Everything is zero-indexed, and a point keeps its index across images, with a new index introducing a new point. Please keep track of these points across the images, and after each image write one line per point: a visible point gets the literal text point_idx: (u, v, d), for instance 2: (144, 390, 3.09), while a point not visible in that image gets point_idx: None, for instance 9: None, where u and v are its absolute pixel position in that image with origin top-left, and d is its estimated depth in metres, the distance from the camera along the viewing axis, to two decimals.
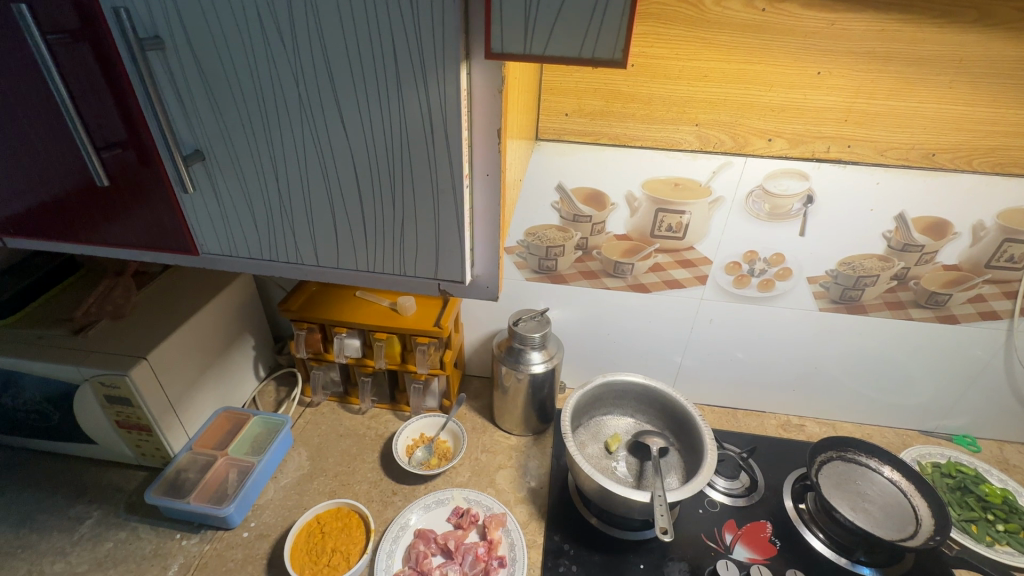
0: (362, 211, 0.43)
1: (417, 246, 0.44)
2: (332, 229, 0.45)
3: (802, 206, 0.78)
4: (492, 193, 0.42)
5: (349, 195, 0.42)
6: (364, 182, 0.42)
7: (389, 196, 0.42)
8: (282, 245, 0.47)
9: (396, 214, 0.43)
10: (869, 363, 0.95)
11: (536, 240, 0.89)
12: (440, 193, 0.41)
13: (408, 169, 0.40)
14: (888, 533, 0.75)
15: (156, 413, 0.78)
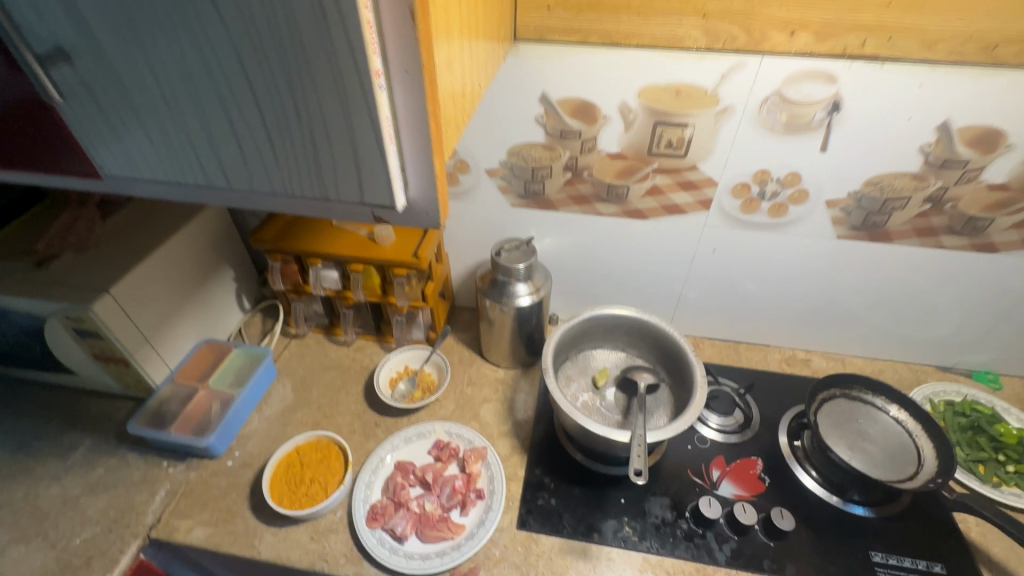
0: (264, 121, 0.36)
1: (336, 167, 0.37)
2: (238, 150, 0.38)
3: (827, 115, 0.66)
4: (415, 95, 0.34)
5: (248, 107, 0.36)
6: (261, 89, 0.34)
7: (292, 105, 0.35)
8: (190, 172, 0.41)
9: (304, 128, 0.36)
10: (888, 295, 0.87)
11: (521, 161, 0.80)
12: (349, 95, 0.33)
13: (306, 68, 0.33)
14: (885, 473, 0.71)
15: (130, 346, 0.77)
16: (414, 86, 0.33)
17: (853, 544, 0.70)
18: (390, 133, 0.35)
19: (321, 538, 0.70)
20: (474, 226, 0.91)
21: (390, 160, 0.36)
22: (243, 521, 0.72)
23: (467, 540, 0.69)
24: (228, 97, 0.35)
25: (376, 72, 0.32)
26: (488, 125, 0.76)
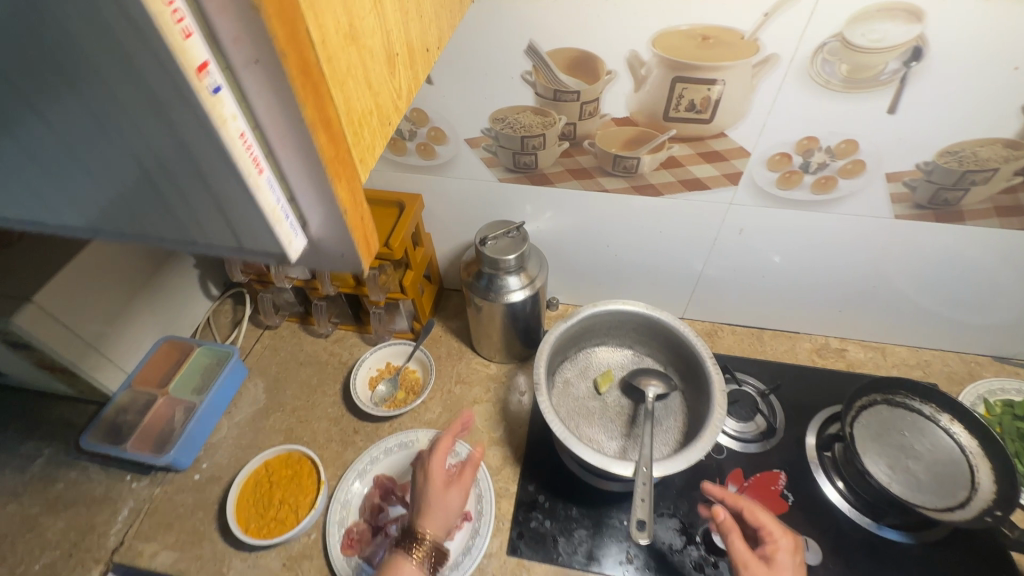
0: (67, 140, 0.24)
1: (200, 212, 0.26)
2: (73, 195, 0.27)
3: (903, 65, 0.50)
4: (280, 103, 0.21)
5: (52, 142, 0.24)
6: (55, 116, 0.23)
7: (107, 138, 0.23)
8: (35, 218, 0.31)
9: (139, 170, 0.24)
10: (947, 280, 0.73)
11: (507, 129, 0.65)
12: (169, 108, 0.21)
13: (101, 86, 0.21)
14: (930, 500, 0.61)
15: (71, 357, 0.68)
16: (275, 81, 0.21)
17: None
18: (255, 160, 0.23)
19: (294, 565, 0.64)
20: (458, 204, 0.78)
21: (266, 200, 0.24)
22: (210, 544, 0.66)
23: (452, 570, 0.62)
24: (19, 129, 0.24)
25: (199, 67, 0.19)
26: (465, 86, 0.61)
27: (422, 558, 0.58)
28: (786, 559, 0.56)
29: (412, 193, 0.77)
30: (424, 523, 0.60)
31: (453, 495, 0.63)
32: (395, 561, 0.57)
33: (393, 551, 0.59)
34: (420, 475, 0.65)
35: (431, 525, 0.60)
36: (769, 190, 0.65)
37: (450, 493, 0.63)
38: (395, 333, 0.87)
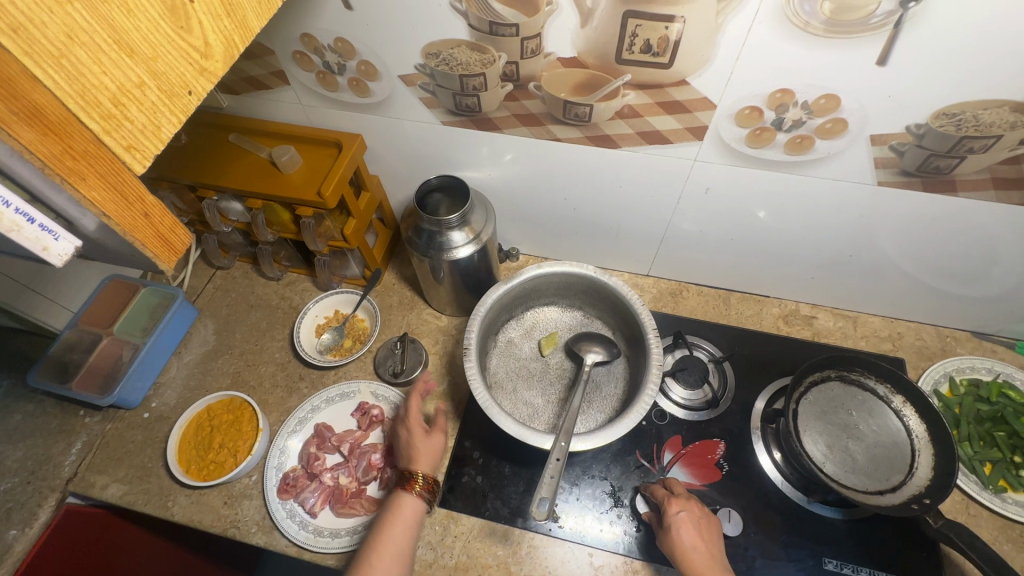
0: None
1: None
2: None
3: (899, 6, 0.41)
4: None
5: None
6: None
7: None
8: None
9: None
10: (932, 253, 0.67)
11: (443, 66, 0.57)
12: None
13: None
14: (861, 483, 0.60)
15: (5, 298, 0.68)
16: None
17: (807, 548, 0.62)
18: None
19: (234, 503, 0.67)
20: (404, 147, 0.72)
21: None
22: (157, 479, 0.69)
23: None
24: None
25: None
26: (389, 13, 0.52)
27: (421, 492, 0.59)
28: (677, 518, 0.57)
29: (352, 132, 0.71)
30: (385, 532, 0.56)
31: (433, 434, 0.64)
32: (394, 498, 0.59)
33: (388, 500, 0.60)
34: (398, 430, 0.66)
35: (423, 463, 0.61)
36: (736, 147, 0.57)
37: (429, 436, 0.64)
38: (346, 280, 0.85)
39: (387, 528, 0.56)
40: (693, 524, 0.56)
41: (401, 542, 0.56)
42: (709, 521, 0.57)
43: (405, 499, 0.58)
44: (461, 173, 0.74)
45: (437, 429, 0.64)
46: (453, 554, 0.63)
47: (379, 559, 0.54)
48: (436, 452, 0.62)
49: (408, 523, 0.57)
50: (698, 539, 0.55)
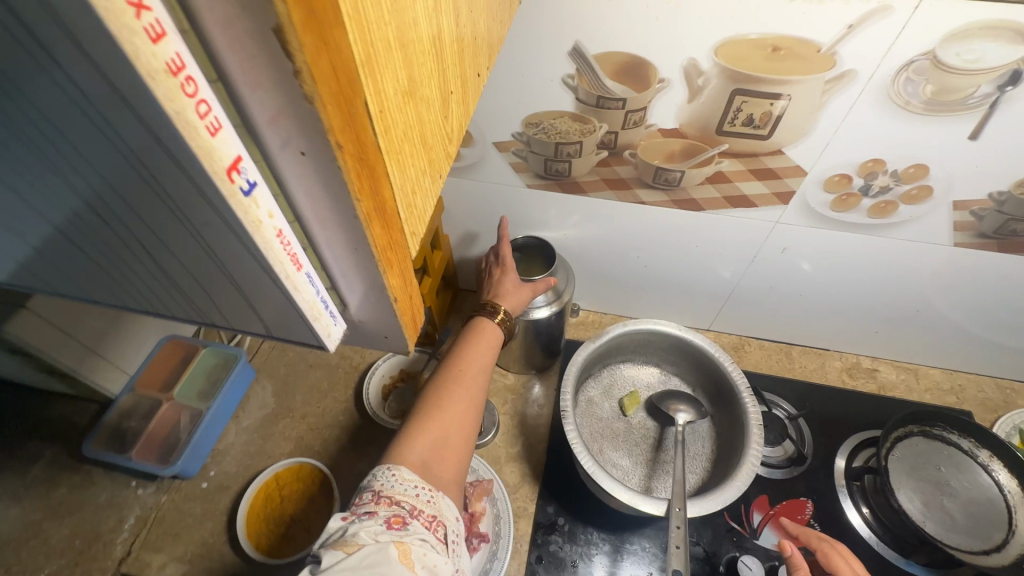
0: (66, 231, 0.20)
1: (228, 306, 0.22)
2: (80, 272, 0.25)
3: (996, 89, 0.45)
4: (327, 197, 0.17)
5: (55, 236, 0.21)
6: (49, 211, 0.19)
7: (127, 238, 0.19)
8: (31, 271, 0.27)
9: (152, 265, 0.21)
10: (996, 310, 0.70)
11: (542, 134, 0.59)
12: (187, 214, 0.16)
13: (96, 185, 0.16)
14: (965, 541, 0.60)
15: (69, 360, 0.65)
16: (327, 176, 0.16)
17: None
18: (294, 258, 0.18)
19: None
20: (481, 207, 0.73)
21: (303, 296, 0.20)
22: (219, 557, 0.64)
23: None
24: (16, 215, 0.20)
25: (230, 166, 0.14)
26: (499, 87, 0.55)
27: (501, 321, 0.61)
28: None
29: None
30: (467, 347, 0.58)
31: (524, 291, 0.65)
32: (477, 319, 0.61)
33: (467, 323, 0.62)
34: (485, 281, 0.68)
35: (508, 304, 0.63)
36: (821, 211, 0.60)
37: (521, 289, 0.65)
38: None
39: (471, 343, 0.58)
40: None
41: (484, 356, 0.57)
42: None
43: (488, 320, 0.60)
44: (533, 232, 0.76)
45: (531, 286, 0.65)
46: None
47: (465, 363, 0.55)
48: (521, 299, 0.64)
49: (492, 343, 0.59)
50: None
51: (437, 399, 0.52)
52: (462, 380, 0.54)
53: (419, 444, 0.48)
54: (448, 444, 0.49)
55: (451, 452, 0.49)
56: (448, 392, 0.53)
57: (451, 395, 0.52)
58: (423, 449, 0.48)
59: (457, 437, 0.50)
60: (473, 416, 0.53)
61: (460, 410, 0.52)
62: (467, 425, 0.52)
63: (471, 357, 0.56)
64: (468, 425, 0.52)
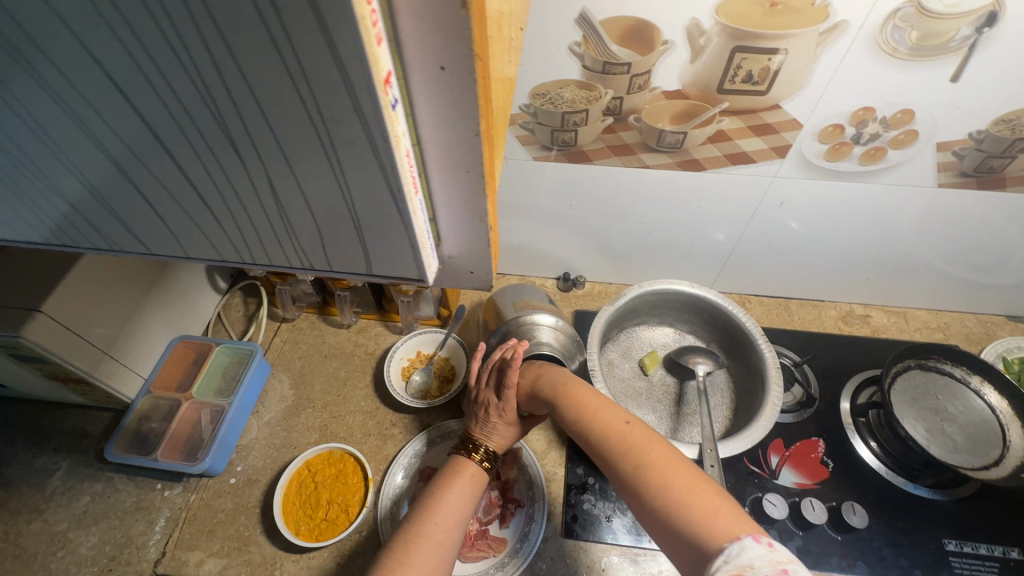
0: (224, 207, 0.28)
1: (349, 239, 0.28)
2: (147, 189, 0.28)
3: (974, 31, 0.49)
4: (448, 132, 0.22)
5: (178, 172, 0.26)
6: (186, 144, 0.24)
7: (218, 132, 0.23)
8: (84, 203, 0.30)
9: (238, 159, 0.24)
10: (975, 250, 0.75)
11: (548, 105, 0.61)
12: (346, 175, 0.24)
13: (247, 119, 0.22)
14: (966, 459, 0.65)
15: (87, 366, 0.63)
16: (458, 89, 0.20)
17: (927, 533, 0.65)
18: (415, 182, 0.24)
19: (348, 563, 0.63)
20: None
21: (417, 220, 0.26)
22: (258, 548, 0.64)
23: (510, 557, 0.62)
24: (107, 121, 0.23)
25: (384, 79, 0.19)
26: None
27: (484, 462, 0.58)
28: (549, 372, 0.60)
29: None
30: (452, 483, 0.55)
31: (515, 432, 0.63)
32: (457, 460, 0.58)
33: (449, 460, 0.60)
34: (479, 407, 0.63)
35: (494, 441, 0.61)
36: (816, 162, 0.64)
37: (510, 428, 0.62)
38: (421, 320, 0.84)
39: (454, 486, 0.55)
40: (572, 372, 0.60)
41: (463, 500, 0.53)
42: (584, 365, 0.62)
43: (470, 463, 0.57)
44: (539, 205, 0.78)
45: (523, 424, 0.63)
46: None
47: (441, 508, 0.52)
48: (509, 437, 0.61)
49: (473, 481, 0.56)
50: (607, 403, 0.53)
51: (404, 553, 0.47)
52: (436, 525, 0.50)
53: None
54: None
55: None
56: (417, 543, 0.48)
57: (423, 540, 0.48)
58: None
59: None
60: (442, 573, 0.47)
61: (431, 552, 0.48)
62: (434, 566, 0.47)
63: (452, 499, 0.53)
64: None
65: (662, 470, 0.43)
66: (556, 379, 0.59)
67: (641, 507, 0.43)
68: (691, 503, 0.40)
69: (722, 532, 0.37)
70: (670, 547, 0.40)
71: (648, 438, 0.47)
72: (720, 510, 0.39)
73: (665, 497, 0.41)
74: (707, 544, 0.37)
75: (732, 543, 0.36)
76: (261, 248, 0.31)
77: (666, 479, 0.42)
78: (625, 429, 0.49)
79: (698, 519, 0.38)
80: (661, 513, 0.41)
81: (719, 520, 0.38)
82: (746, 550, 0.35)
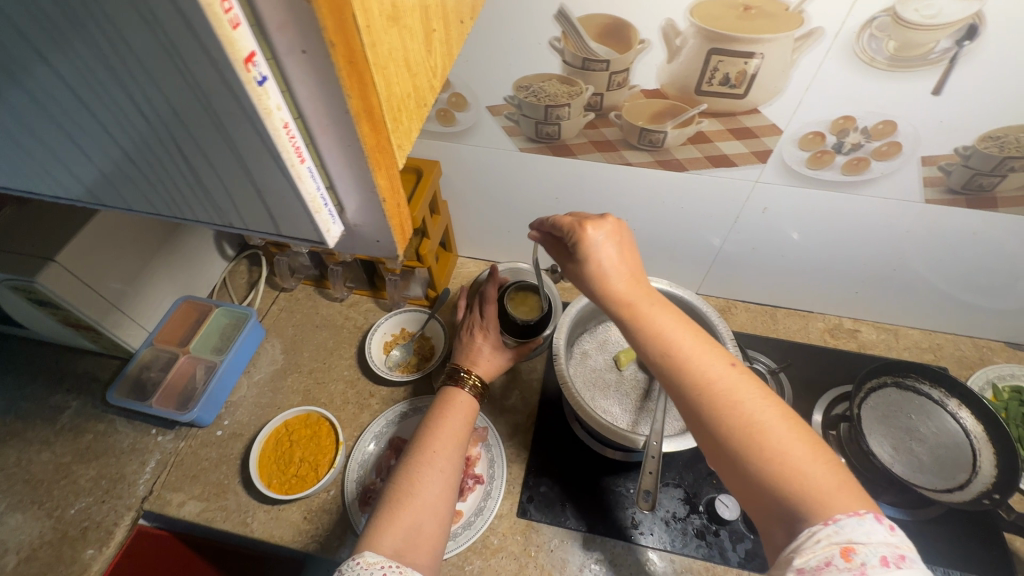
0: (132, 157, 0.25)
1: (253, 208, 0.26)
2: (124, 190, 0.29)
3: (954, 44, 0.48)
4: (328, 107, 0.21)
5: (79, 114, 0.23)
6: (79, 88, 0.22)
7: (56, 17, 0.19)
8: (86, 202, 0.32)
9: (134, 106, 0.22)
10: (968, 270, 0.73)
11: (531, 97, 0.62)
12: (238, 137, 0.22)
13: (134, 68, 0.20)
14: (930, 481, 0.64)
15: (95, 315, 0.69)
16: (323, 72, 0.20)
17: None
18: (298, 151, 0.22)
19: (313, 518, 0.67)
20: (477, 172, 0.77)
21: (307, 187, 0.24)
22: (234, 496, 0.70)
23: (464, 528, 0.66)
24: (91, 141, 0.25)
25: (246, 58, 0.19)
26: (488, 51, 0.58)
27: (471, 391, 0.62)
28: (599, 243, 0.52)
29: (431, 159, 0.76)
30: (447, 413, 0.58)
31: (503, 356, 0.68)
32: (451, 389, 0.61)
33: (439, 393, 0.62)
34: (465, 337, 0.70)
35: (482, 368, 0.65)
36: (797, 169, 0.63)
37: (496, 353, 0.68)
38: (409, 300, 0.88)
39: (447, 417, 0.58)
40: (611, 243, 0.53)
41: (460, 433, 0.57)
42: (630, 235, 0.54)
43: (461, 392, 0.60)
44: (527, 196, 0.79)
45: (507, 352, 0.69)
46: (538, 564, 0.64)
47: (439, 441, 0.55)
48: (496, 364, 0.66)
49: (466, 410, 0.59)
50: (697, 336, 0.47)
51: (410, 485, 0.50)
52: (438, 458, 0.53)
53: (392, 531, 0.46)
54: (421, 532, 0.47)
55: (423, 539, 0.47)
56: (422, 474, 0.51)
57: (424, 471, 0.51)
58: (396, 539, 0.46)
59: (434, 524, 0.48)
60: (450, 496, 0.51)
61: (435, 488, 0.50)
62: (437, 505, 0.50)
63: (447, 432, 0.56)
64: (445, 509, 0.50)
65: (770, 434, 0.40)
66: (631, 287, 0.50)
67: (734, 463, 0.41)
68: (812, 476, 0.38)
69: (842, 507, 0.37)
70: (760, 504, 0.40)
71: (751, 388, 0.43)
72: (839, 481, 0.38)
73: (780, 463, 0.39)
74: (818, 515, 0.37)
75: (850, 518, 0.36)
76: (150, 177, 0.27)
77: (777, 447, 0.39)
78: (727, 373, 0.44)
79: (817, 492, 0.37)
80: (774, 479, 0.39)
81: (842, 493, 0.37)
82: (866, 530, 0.35)
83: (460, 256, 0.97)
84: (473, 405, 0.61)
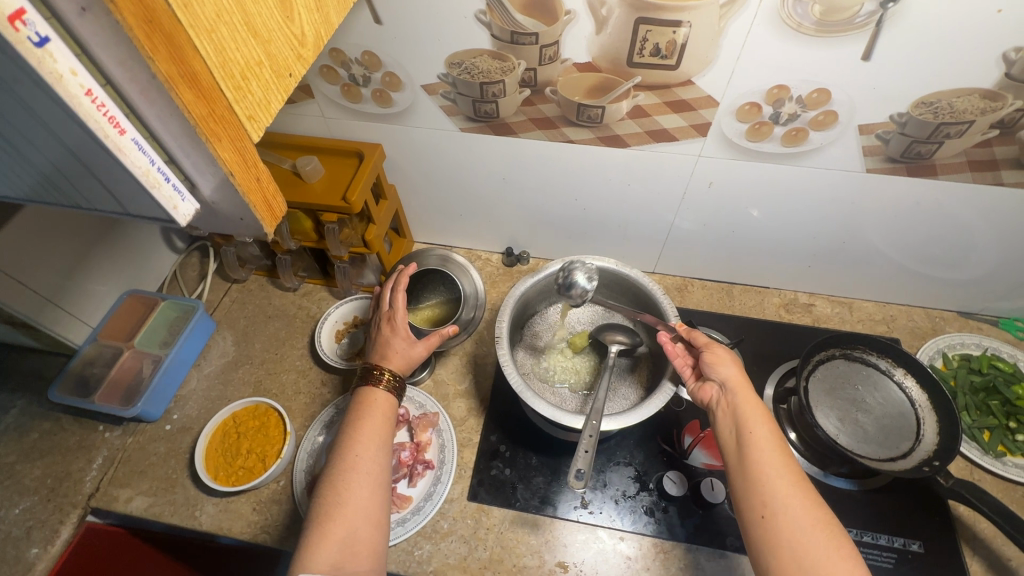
0: None
1: (96, 185, 0.25)
2: None
3: (879, 6, 0.46)
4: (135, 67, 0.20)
5: None
6: None
7: None
8: None
9: None
10: (914, 241, 0.73)
11: (465, 75, 0.61)
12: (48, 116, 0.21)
13: None
14: (874, 450, 0.64)
15: (30, 311, 0.67)
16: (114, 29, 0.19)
17: None
18: (113, 120, 0.21)
19: (262, 509, 0.67)
20: (422, 154, 0.75)
21: (137, 162, 0.22)
22: (183, 490, 0.69)
23: (413, 514, 0.65)
24: None
25: (11, 15, 0.17)
26: (414, 28, 0.57)
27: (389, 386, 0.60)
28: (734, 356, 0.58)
29: (373, 142, 0.75)
30: (363, 412, 0.57)
31: (413, 344, 0.65)
32: (364, 390, 0.59)
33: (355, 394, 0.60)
34: (377, 331, 0.68)
35: (395, 363, 0.63)
36: (737, 141, 0.62)
37: (407, 342, 0.65)
38: (362, 287, 0.87)
39: (364, 416, 0.57)
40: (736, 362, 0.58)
41: (379, 430, 0.56)
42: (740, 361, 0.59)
43: (376, 391, 0.59)
44: (474, 178, 0.78)
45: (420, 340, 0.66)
46: (487, 545, 0.65)
47: (362, 445, 0.54)
48: (409, 356, 0.64)
49: (382, 408, 0.58)
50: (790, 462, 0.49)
51: (337, 493, 0.50)
52: (359, 463, 0.52)
53: (324, 551, 0.47)
54: (357, 540, 0.48)
55: (360, 547, 0.48)
56: (347, 481, 0.51)
57: (348, 479, 0.51)
58: (331, 554, 0.46)
59: (366, 527, 0.49)
60: (379, 494, 0.52)
61: (361, 495, 0.50)
62: (370, 518, 0.50)
63: (368, 436, 0.55)
64: (375, 508, 0.51)
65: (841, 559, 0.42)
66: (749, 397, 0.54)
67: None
68: None
69: None
70: None
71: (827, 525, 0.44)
72: None
73: None
74: None
75: None
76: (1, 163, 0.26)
77: None
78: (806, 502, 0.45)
79: None
80: None
81: None
82: None
83: (416, 241, 0.95)
84: (392, 400, 0.60)
